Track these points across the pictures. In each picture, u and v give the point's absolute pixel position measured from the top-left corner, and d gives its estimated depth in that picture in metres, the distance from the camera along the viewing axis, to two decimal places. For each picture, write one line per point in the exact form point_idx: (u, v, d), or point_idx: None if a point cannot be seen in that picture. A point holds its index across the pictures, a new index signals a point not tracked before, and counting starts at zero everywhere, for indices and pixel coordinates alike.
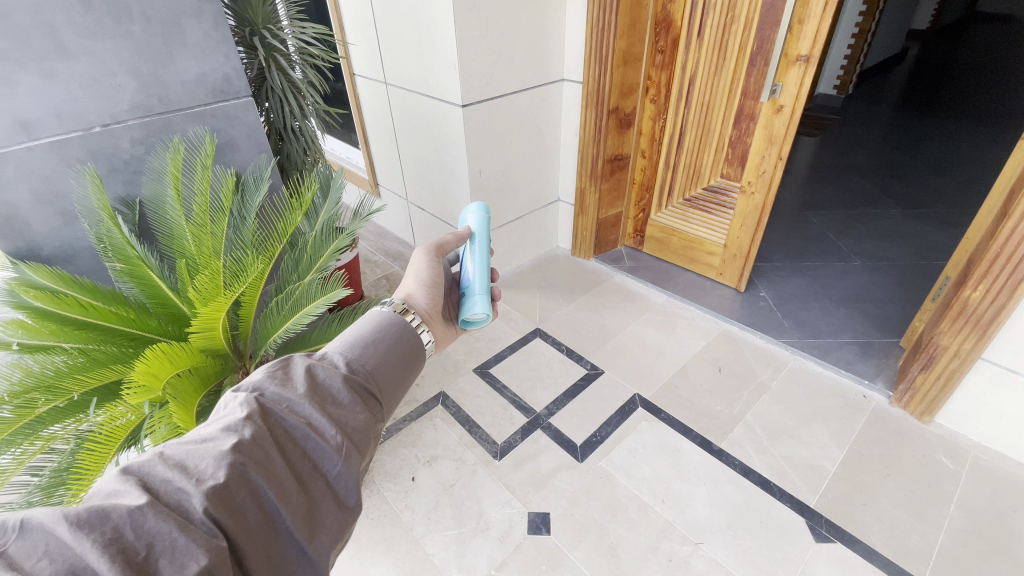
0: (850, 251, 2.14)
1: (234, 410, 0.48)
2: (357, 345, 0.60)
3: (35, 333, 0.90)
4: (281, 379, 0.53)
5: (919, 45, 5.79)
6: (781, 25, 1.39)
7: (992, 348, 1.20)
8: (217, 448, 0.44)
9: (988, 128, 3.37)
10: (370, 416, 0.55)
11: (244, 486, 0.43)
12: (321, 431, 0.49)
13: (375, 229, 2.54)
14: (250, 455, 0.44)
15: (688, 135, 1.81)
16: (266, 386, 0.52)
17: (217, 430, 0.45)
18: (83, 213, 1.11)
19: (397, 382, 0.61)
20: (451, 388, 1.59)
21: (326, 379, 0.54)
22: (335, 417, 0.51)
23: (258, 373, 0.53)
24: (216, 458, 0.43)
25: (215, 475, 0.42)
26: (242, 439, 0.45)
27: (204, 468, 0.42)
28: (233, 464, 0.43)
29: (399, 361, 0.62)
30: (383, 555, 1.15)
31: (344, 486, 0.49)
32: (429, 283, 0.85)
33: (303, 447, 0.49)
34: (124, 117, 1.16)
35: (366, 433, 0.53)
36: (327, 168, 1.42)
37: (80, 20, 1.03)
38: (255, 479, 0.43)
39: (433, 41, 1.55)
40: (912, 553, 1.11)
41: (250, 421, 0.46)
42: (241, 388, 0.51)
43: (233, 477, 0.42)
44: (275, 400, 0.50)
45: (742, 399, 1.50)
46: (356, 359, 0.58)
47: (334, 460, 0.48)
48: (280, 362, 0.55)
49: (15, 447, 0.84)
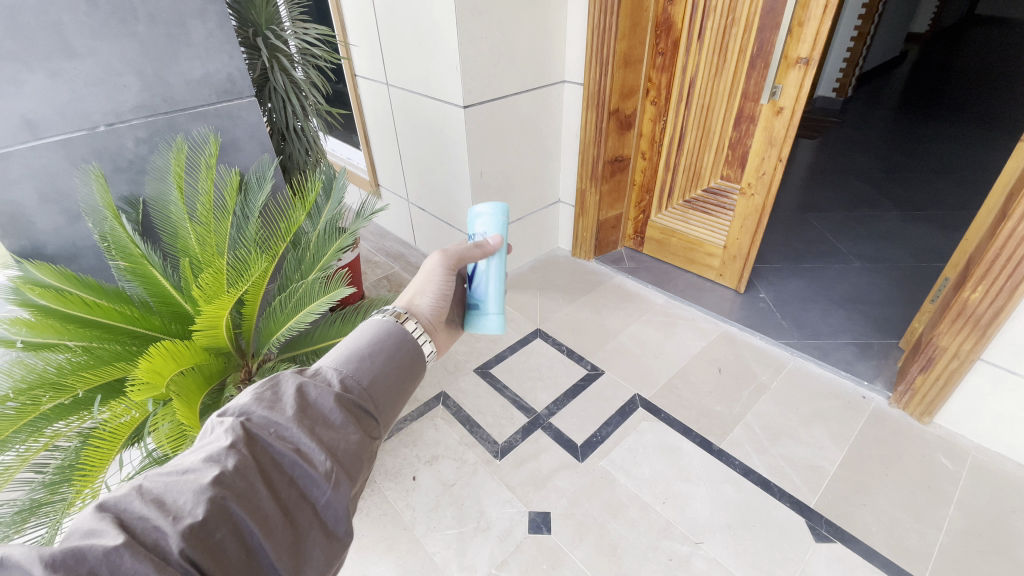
0: (849, 253, 2.15)
1: (219, 437, 0.48)
2: (352, 359, 0.59)
3: (39, 331, 0.90)
4: (270, 402, 0.53)
5: (918, 49, 5.81)
6: (781, 28, 1.40)
7: (991, 349, 1.21)
8: (198, 481, 0.44)
9: (987, 130, 3.39)
10: (363, 436, 0.54)
11: (226, 521, 0.43)
12: (310, 457, 0.50)
13: (376, 230, 2.55)
14: (233, 487, 0.45)
15: (688, 136, 1.81)
16: (253, 410, 0.51)
17: (199, 460, 0.46)
18: (87, 212, 1.12)
19: (393, 396, 0.60)
20: (452, 387, 1.60)
21: (318, 399, 0.54)
22: (324, 442, 0.51)
23: (246, 394, 0.53)
24: (195, 493, 0.43)
25: (194, 512, 0.42)
26: (225, 470, 0.45)
27: (184, 504, 0.42)
28: (214, 498, 0.43)
29: (398, 373, 0.61)
30: (384, 554, 1.16)
31: (333, 514, 0.49)
32: (426, 288, 0.83)
33: (290, 474, 0.49)
34: (129, 117, 1.16)
35: (358, 455, 0.53)
36: (331, 168, 1.42)
37: (85, 20, 1.04)
38: (237, 513, 0.44)
39: (434, 42, 1.55)
40: (911, 553, 1.11)
41: (234, 450, 0.46)
42: (227, 413, 0.51)
43: (214, 513, 0.42)
44: (263, 425, 0.50)
45: (742, 399, 1.51)
46: (351, 376, 0.58)
47: (323, 487, 0.49)
48: (270, 380, 0.55)
49: (19, 444, 0.85)
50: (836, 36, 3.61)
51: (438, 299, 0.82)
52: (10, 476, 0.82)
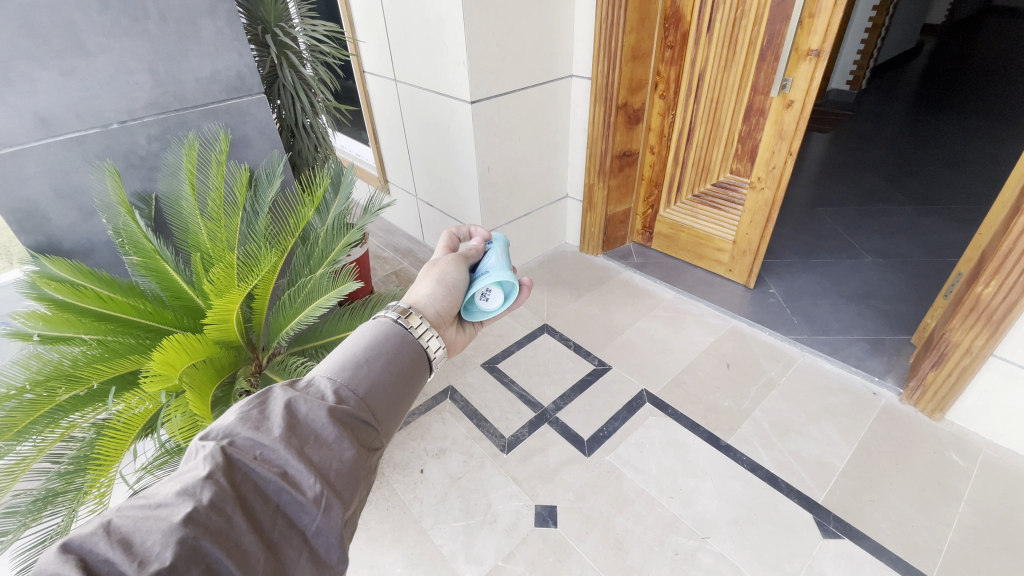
0: (861, 248, 2.12)
1: (196, 466, 0.43)
2: (349, 366, 0.55)
3: (56, 325, 0.92)
4: (256, 421, 0.48)
5: (934, 40, 5.70)
6: (792, 20, 1.38)
7: (1004, 345, 1.19)
8: (169, 520, 0.38)
9: (1006, 123, 3.31)
10: (360, 452, 0.50)
11: (198, 563, 0.37)
12: (297, 482, 0.45)
13: (385, 226, 2.57)
14: (207, 524, 0.39)
15: (697, 129, 1.79)
16: (237, 431, 0.46)
17: (172, 493, 0.40)
18: (102, 208, 1.15)
19: (393, 403, 0.56)
20: (459, 382, 1.61)
21: (309, 414, 0.49)
22: (315, 462, 0.46)
23: (229, 414, 0.48)
24: (165, 533, 0.37)
25: (161, 556, 0.36)
26: (199, 505, 0.40)
27: (151, 547, 0.37)
28: (184, 539, 0.37)
29: (395, 379, 0.57)
30: (393, 545, 1.17)
31: (325, 541, 0.44)
32: (433, 290, 0.81)
33: (275, 501, 0.44)
34: (141, 114, 1.18)
35: (353, 475, 0.48)
36: (339, 164, 1.44)
37: (98, 19, 1.05)
38: (211, 553, 0.38)
39: (441, 39, 1.56)
40: (921, 550, 1.10)
41: (210, 481, 0.41)
42: (209, 435, 0.45)
43: (183, 556, 0.37)
44: (246, 447, 0.45)
45: (751, 395, 1.50)
46: (347, 385, 0.54)
47: (312, 513, 0.44)
48: (257, 397, 0.50)
49: (36, 434, 0.87)
50: (850, 29, 3.56)
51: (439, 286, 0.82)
52: (27, 467, 0.84)
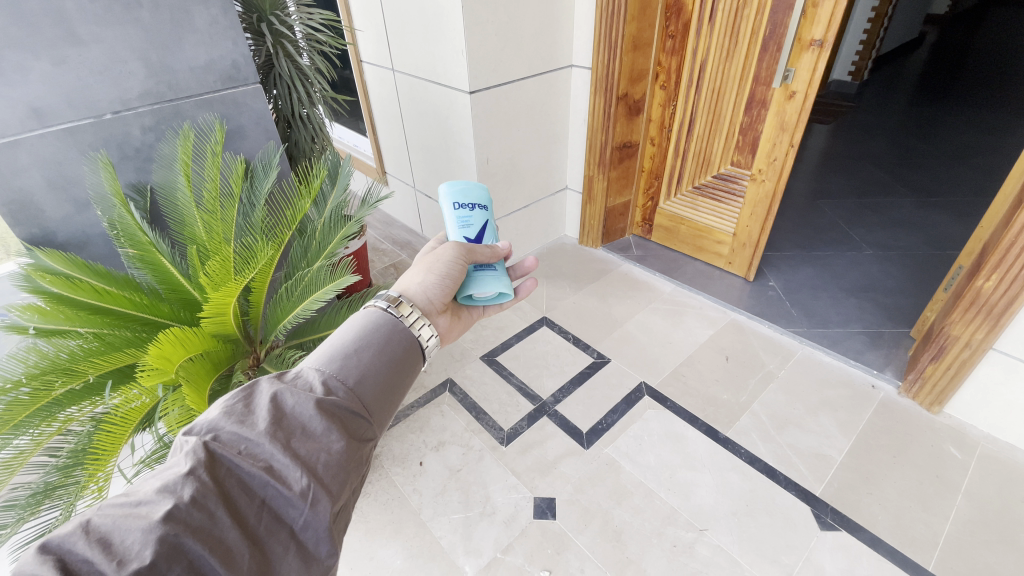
0: (861, 240, 2.11)
1: (178, 462, 0.42)
2: (338, 357, 0.55)
3: (51, 318, 0.91)
4: (241, 415, 0.47)
5: (936, 29, 5.66)
6: (794, 10, 1.36)
7: (1004, 339, 1.19)
8: (149, 518, 0.38)
9: (1008, 115, 3.28)
10: (350, 444, 0.49)
11: (179, 561, 0.37)
12: (283, 476, 0.44)
13: (383, 218, 2.56)
14: (189, 521, 0.39)
15: (698, 120, 1.77)
16: (222, 425, 0.46)
17: (153, 490, 0.40)
18: (95, 199, 1.14)
19: (385, 394, 0.56)
20: (458, 374, 1.61)
21: (296, 406, 0.49)
22: (301, 456, 0.46)
23: (214, 408, 0.48)
24: (144, 532, 0.37)
25: (140, 555, 0.36)
26: (179, 502, 0.39)
27: (130, 546, 0.36)
28: (164, 538, 0.37)
29: (387, 370, 0.56)
30: (392, 537, 1.18)
31: (313, 535, 0.44)
32: (427, 279, 0.80)
33: (261, 496, 0.43)
34: (135, 104, 1.17)
35: (343, 467, 0.48)
36: (336, 155, 1.42)
37: (90, 7, 1.03)
38: (193, 550, 0.38)
39: (439, 27, 1.54)
40: (918, 542, 1.11)
41: (191, 478, 0.41)
42: (192, 430, 0.45)
43: (163, 555, 0.36)
44: (231, 442, 0.45)
45: (749, 388, 1.50)
46: (336, 375, 0.53)
47: (299, 507, 0.43)
48: (243, 391, 0.50)
49: (33, 428, 0.87)
50: (853, 18, 3.53)
51: (434, 272, 0.82)
52: (24, 461, 0.84)
